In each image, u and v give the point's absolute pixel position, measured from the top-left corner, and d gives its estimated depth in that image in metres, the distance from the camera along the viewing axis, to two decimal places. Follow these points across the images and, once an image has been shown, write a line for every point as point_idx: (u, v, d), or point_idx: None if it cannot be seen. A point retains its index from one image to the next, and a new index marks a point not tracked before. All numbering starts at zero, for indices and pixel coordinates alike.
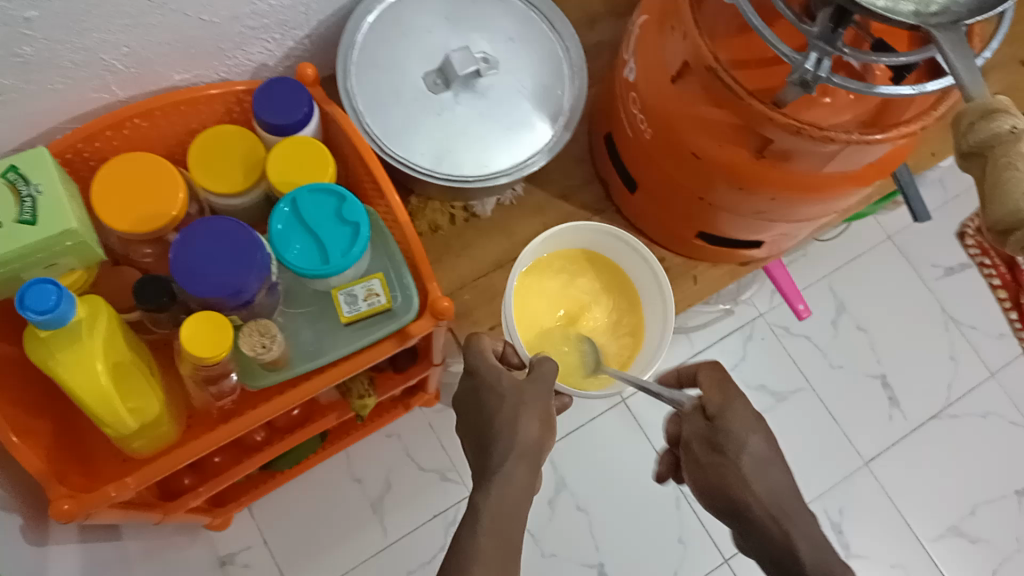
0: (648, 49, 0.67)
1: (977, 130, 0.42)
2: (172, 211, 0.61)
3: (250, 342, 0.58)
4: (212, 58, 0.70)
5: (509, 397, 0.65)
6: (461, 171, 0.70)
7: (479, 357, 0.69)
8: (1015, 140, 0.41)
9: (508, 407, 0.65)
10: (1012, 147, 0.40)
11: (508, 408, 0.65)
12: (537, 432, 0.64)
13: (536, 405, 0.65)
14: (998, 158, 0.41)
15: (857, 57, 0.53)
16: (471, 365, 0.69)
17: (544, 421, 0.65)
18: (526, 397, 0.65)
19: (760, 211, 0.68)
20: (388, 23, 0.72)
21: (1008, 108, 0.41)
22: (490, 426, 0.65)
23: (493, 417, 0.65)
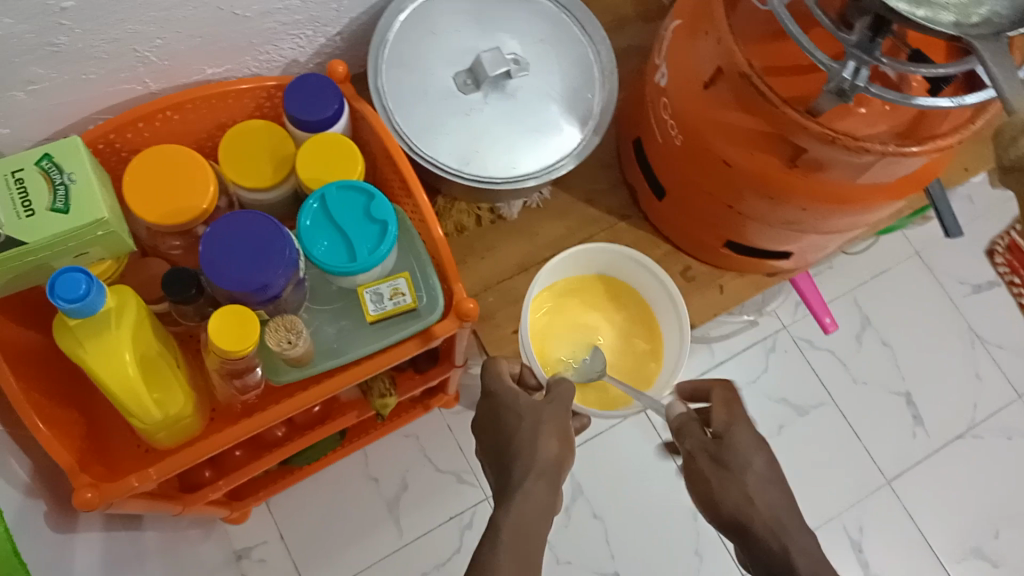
0: (680, 55, 0.67)
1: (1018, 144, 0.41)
2: (201, 204, 0.61)
3: (276, 337, 0.59)
4: (244, 52, 0.70)
5: (528, 415, 0.66)
6: (488, 171, 0.70)
7: (496, 379, 0.71)
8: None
9: (527, 425, 0.65)
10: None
11: (527, 427, 0.66)
12: (552, 448, 0.63)
13: (553, 422, 0.66)
14: None
15: (894, 67, 0.53)
16: (488, 388, 0.71)
17: (560, 437, 0.65)
18: (544, 415, 0.66)
19: (791, 221, 0.67)
20: (419, 22, 0.72)
21: None
22: (509, 438, 0.66)
23: (514, 436, 0.65)
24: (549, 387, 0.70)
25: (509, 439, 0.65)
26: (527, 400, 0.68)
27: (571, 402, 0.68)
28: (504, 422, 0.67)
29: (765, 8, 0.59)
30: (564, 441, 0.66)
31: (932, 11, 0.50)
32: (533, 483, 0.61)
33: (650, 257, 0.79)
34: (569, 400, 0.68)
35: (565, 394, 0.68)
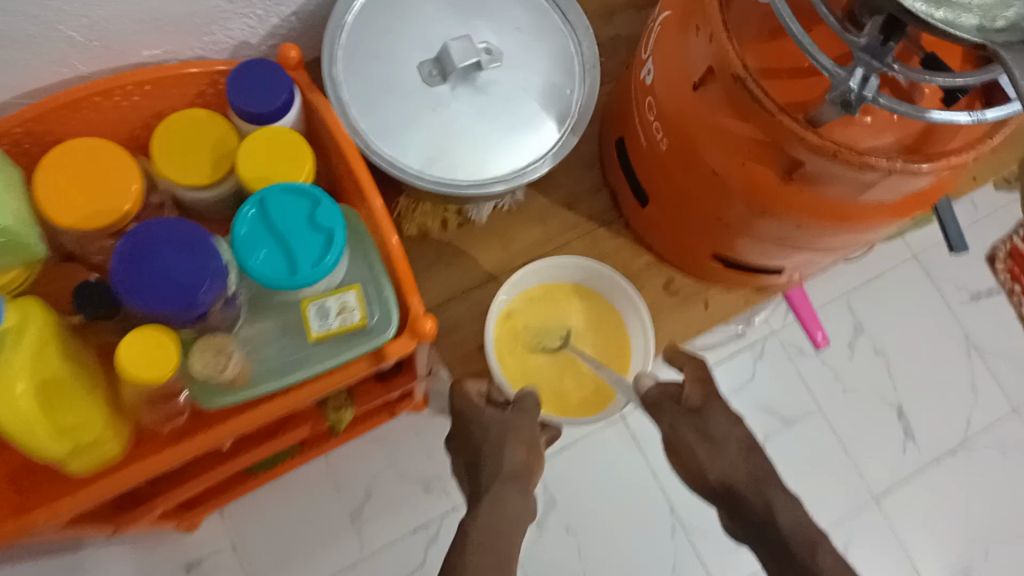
0: (668, 51, 0.60)
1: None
2: (122, 206, 0.55)
3: (203, 361, 0.54)
4: (186, 32, 0.63)
5: (494, 427, 0.63)
6: (454, 175, 0.64)
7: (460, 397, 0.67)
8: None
9: (492, 436, 0.62)
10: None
11: (492, 441, 0.62)
12: (518, 456, 0.60)
13: (520, 433, 0.62)
14: None
15: (907, 75, 0.47)
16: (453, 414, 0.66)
17: (527, 448, 0.61)
18: (512, 423, 0.63)
19: (785, 238, 0.61)
20: (383, 4, 0.65)
21: None
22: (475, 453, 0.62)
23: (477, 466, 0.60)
24: (514, 400, 0.66)
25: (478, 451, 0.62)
26: (493, 416, 0.64)
27: (537, 414, 0.65)
28: (471, 431, 0.64)
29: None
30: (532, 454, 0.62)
31: (951, 13, 0.45)
32: (501, 487, 0.58)
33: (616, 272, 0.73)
34: (535, 412, 0.64)
35: (531, 407, 0.64)
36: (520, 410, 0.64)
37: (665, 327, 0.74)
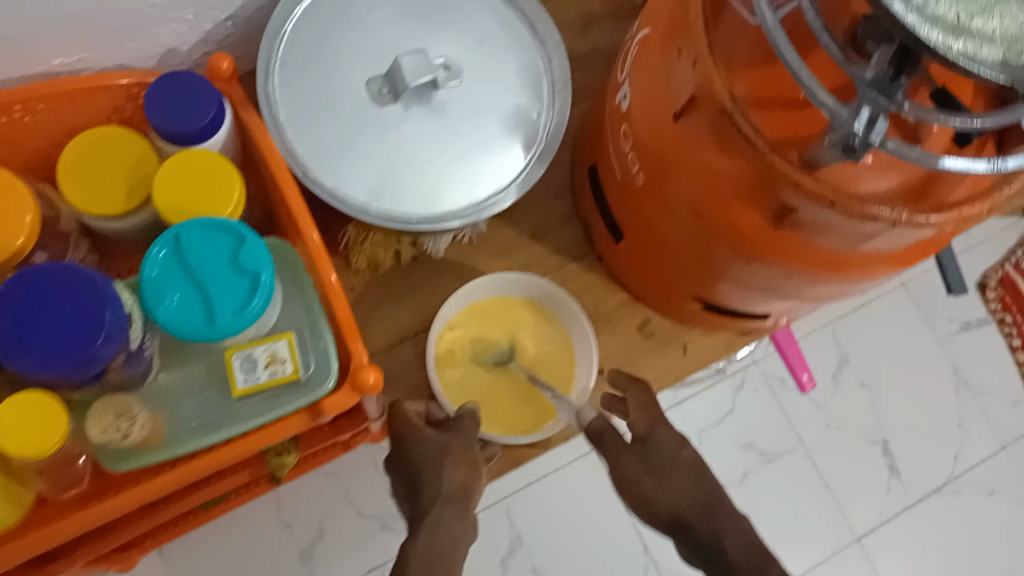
0: (647, 77, 0.53)
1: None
2: (15, 241, 0.48)
3: (101, 425, 0.47)
4: (103, 39, 0.55)
5: (429, 450, 0.54)
6: (404, 208, 0.57)
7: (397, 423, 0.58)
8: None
9: (428, 458, 0.53)
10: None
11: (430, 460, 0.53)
12: (459, 476, 0.52)
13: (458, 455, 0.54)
14: None
15: (919, 115, 0.41)
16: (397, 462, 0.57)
17: (468, 465, 0.53)
18: (452, 443, 0.54)
19: (772, 285, 0.55)
20: (331, 12, 0.58)
21: None
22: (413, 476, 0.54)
23: None
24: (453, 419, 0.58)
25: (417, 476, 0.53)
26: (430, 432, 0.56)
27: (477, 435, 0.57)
28: (405, 452, 0.55)
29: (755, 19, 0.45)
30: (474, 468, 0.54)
31: (974, 45, 0.40)
32: (442, 511, 0.49)
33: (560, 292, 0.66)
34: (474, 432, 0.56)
35: (470, 427, 0.56)
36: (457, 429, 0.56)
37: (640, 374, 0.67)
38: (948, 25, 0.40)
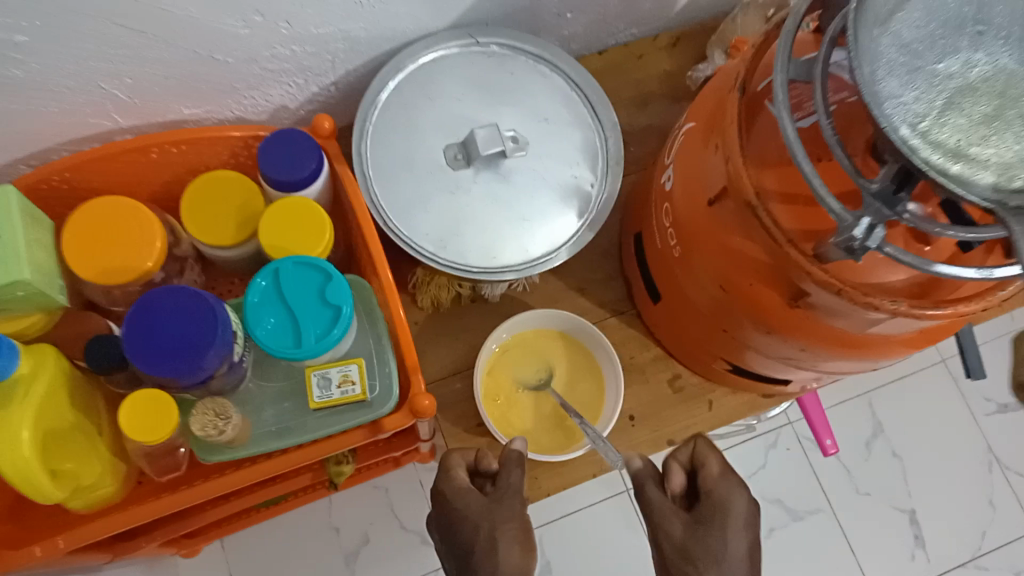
0: (687, 164, 0.60)
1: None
2: (145, 263, 0.57)
3: (202, 422, 0.55)
4: (225, 95, 0.64)
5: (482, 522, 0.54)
6: (466, 258, 0.65)
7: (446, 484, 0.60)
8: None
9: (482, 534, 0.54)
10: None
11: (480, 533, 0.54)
12: (514, 554, 0.52)
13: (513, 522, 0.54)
14: None
15: (917, 225, 0.47)
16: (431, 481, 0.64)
17: (523, 540, 0.53)
18: (500, 516, 0.55)
19: (790, 356, 0.62)
20: (416, 84, 0.67)
21: None
22: (464, 548, 0.55)
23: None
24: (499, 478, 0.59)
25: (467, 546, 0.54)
26: (478, 500, 0.57)
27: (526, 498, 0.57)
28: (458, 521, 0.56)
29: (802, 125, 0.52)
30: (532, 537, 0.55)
31: (968, 169, 0.45)
32: None
33: (599, 332, 0.71)
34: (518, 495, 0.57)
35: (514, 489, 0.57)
36: (505, 495, 0.57)
37: (669, 425, 0.73)
38: (948, 151, 0.46)
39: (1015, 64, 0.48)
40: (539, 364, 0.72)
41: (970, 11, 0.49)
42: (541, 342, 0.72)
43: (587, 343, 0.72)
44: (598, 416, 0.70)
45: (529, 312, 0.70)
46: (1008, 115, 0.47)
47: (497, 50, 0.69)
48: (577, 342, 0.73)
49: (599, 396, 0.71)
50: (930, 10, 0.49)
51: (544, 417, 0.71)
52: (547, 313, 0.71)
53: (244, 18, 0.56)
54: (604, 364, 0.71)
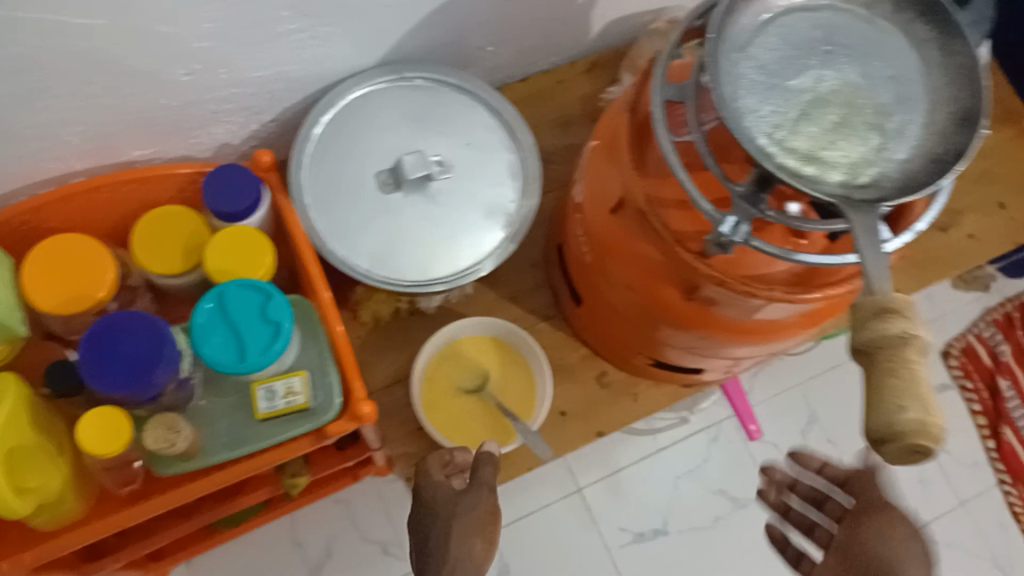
0: (591, 178, 0.67)
1: (869, 327, 0.42)
2: (98, 292, 0.62)
3: (155, 436, 0.60)
4: (171, 136, 0.70)
5: (441, 508, 0.60)
6: (398, 274, 0.71)
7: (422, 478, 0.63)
8: (904, 344, 0.41)
9: (437, 528, 0.58)
10: (908, 347, 0.41)
11: (441, 523, 0.59)
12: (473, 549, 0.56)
13: (471, 519, 0.58)
14: (884, 361, 0.41)
15: (778, 221, 0.53)
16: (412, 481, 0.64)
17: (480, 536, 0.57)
18: (458, 507, 0.59)
19: (693, 344, 0.69)
20: (347, 118, 0.73)
21: (904, 309, 0.42)
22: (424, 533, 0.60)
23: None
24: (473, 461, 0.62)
25: (429, 534, 0.59)
26: (445, 491, 0.61)
27: (494, 488, 0.60)
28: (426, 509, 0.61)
29: (683, 139, 0.59)
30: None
31: (818, 169, 0.51)
32: None
33: (527, 336, 0.77)
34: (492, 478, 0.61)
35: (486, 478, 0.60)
36: (475, 486, 0.60)
37: (597, 419, 0.79)
38: (801, 155, 0.52)
39: (858, 78, 0.55)
40: (474, 369, 0.78)
41: (818, 35, 0.56)
42: (476, 348, 0.78)
43: (519, 345, 0.78)
44: (530, 412, 0.76)
45: (462, 320, 0.77)
46: (854, 121, 0.54)
47: (421, 83, 0.75)
48: (509, 347, 0.79)
49: (531, 395, 0.77)
50: (785, 36, 0.56)
51: (482, 418, 0.76)
52: (479, 321, 0.77)
53: (185, 67, 0.61)
54: (533, 365, 0.77)
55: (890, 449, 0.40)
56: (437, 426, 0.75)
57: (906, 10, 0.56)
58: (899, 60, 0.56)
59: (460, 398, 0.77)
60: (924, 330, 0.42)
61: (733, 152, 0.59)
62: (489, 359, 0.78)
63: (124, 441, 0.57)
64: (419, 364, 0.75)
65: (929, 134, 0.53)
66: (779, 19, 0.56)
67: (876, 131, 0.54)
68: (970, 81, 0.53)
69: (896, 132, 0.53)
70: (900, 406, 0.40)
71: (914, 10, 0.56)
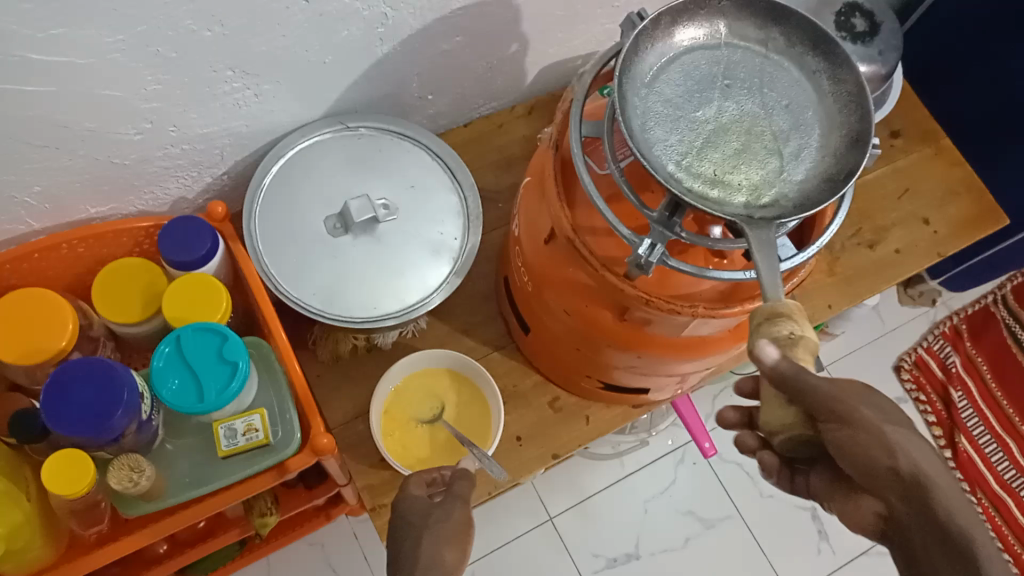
0: (525, 214, 0.72)
1: (763, 330, 0.46)
2: (58, 343, 0.65)
3: (119, 476, 0.62)
4: (128, 193, 0.73)
5: (415, 517, 0.58)
6: (350, 312, 0.74)
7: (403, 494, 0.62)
8: (793, 344, 0.44)
9: (410, 530, 0.57)
10: (791, 352, 0.44)
11: (411, 539, 0.56)
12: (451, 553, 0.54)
13: (444, 522, 0.57)
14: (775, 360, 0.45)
15: (692, 241, 0.58)
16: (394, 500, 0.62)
17: (457, 543, 0.55)
18: (433, 512, 0.58)
19: (633, 364, 0.73)
20: (295, 168, 0.77)
21: (789, 313, 0.45)
22: (396, 539, 0.58)
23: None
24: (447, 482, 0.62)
25: (400, 537, 0.58)
26: (422, 500, 0.60)
27: (469, 501, 0.60)
28: (400, 516, 0.60)
29: (603, 174, 0.64)
30: (937, 555, 0.42)
31: (723, 193, 0.56)
32: None
33: (480, 368, 0.80)
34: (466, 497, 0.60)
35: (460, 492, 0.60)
36: (448, 498, 0.60)
37: (551, 442, 0.83)
38: (707, 179, 0.57)
39: (756, 109, 0.60)
40: (430, 401, 0.81)
41: (718, 70, 0.61)
42: (432, 381, 0.82)
43: (474, 377, 0.82)
44: (486, 439, 0.79)
45: (418, 354, 0.80)
46: (754, 147, 0.59)
47: (365, 132, 0.80)
48: (464, 378, 0.82)
49: (487, 422, 0.80)
50: (688, 71, 0.61)
51: (441, 446, 0.79)
52: (434, 353, 0.80)
53: (135, 127, 0.66)
54: (487, 393, 0.81)
55: (778, 438, 0.48)
56: (397, 455, 0.78)
57: (797, 45, 0.62)
58: (794, 91, 0.61)
59: (419, 427, 0.80)
60: (812, 331, 0.45)
61: (654, 183, 0.64)
62: (445, 391, 0.81)
63: (87, 482, 0.60)
64: (377, 397, 0.79)
65: (822, 157, 0.58)
66: (681, 56, 0.61)
67: (775, 156, 0.58)
68: (857, 106, 0.59)
69: (793, 156, 0.58)
70: (783, 408, 0.47)
71: (804, 45, 0.61)
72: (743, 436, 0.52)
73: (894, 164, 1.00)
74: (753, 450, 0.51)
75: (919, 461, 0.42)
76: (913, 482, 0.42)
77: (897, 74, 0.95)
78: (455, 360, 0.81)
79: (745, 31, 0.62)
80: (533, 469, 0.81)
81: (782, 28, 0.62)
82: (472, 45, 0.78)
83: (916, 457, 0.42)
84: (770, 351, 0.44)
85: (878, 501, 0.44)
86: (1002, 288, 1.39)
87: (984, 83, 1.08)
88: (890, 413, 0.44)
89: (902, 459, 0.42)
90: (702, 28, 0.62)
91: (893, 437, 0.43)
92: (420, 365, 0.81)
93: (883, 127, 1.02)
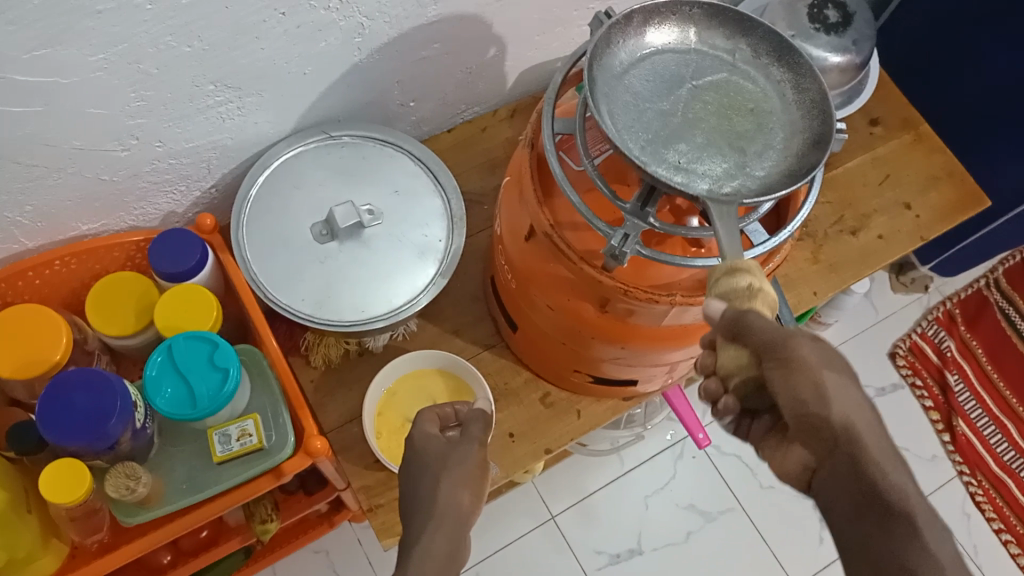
0: (506, 213, 0.73)
1: (722, 283, 0.49)
2: (53, 355, 0.67)
3: (116, 483, 0.64)
4: (118, 209, 0.75)
5: (432, 460, 0.58)
6: (339, 315, 0.76)
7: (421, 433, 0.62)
8: (751, 294, 0.48)
9: (427, 479, 0.57)
10: (746, 301, 0.48)
11: (431, 477, 0.57)
12: (462, 499, 0.55)
13: (459, 468, 0.57)
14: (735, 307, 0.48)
15: (665, 229, 0.59)
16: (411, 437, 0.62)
17: (465, 487, 0.56)
18: (454, 452, 0.58)
19: (617, 356, 0.74)
20: (281, 178, 0.79)
21: (748, 268, 0.49)
22: (415, 477, 0.58)
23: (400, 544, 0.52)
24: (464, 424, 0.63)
25: (422, 477, 0.57)
26: (438, 441, 0.60)
27: (484, 444, 0.61)
28: (419, 454, 0.60)
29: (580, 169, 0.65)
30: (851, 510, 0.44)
31: (686, 179, 0.57)
32: (431, 536, 0.51)
33: (470, 366, 0.82)
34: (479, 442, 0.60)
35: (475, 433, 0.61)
36: (465, 440, 0.60)
37: (545, 437, 0.84)
38: (671, 166, 0.58)
39: (722, 107, 0.62)
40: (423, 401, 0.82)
41: (687, 72, 0.63)
42: (426, 382, 0.83)
43: (464, 375, 0.83)
44: None
45: (410, 354, 0.82)
46: (720, 141, 0.60)
47: (350, 140, 0.82)
48: (457, 380, 0.83)
49: None
50: (657, 71, 0.63)
51: None
52: (424, 353, 0.82)
53: (122, 143, 0.67)
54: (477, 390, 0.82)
55: (733, 382, 0.49)
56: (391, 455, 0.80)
57: (763, 56, 0.63)
58: (759, 96, 0.62)
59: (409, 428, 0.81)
60: (769, 285, 0.49)
61: (629, 177, 0.65)
62: (438, 390, 0.83)
63: (84, 488, 0.61)
64: (370, 398, 0.80)
65: (784, 156, 0.59)
66: (652, 58, 0.63)
67: (739, 149, 0.60)
68: (819, 112, 0.60)
69: (756, 151, 0.60)
70: (737, 346, 0.48)
71: (770, 56, 0.63)
72: (706, 382, 0.50)
73: (875, 152, 1.01)
74: (716, 396, 0.50)
75: (851, 411, 0.45)
76: (845, 432, 0.45)
77: (874, 61, 0.96)
78: (445, 360, 0.83)
79: (714, 40, 0.64)
80: (528, 463, 0.83)
81: (748, 40, 0.64)
82: (452, 52, 0.80)
83: (846, 407, 0.45)
84: (716, 305, 0.49)
85: (805, 449, 0.47)
86: (993, 271, 1.40)
87: (963, 68, 1.10)
88: (831, 358, 0.47)
89: (834, 409, 0.45)
90: (672, 33, 0.64)
91: (827, 382, 0.46)
92: (412, 366, 0.83)
93: (863, 115, 1.03)
